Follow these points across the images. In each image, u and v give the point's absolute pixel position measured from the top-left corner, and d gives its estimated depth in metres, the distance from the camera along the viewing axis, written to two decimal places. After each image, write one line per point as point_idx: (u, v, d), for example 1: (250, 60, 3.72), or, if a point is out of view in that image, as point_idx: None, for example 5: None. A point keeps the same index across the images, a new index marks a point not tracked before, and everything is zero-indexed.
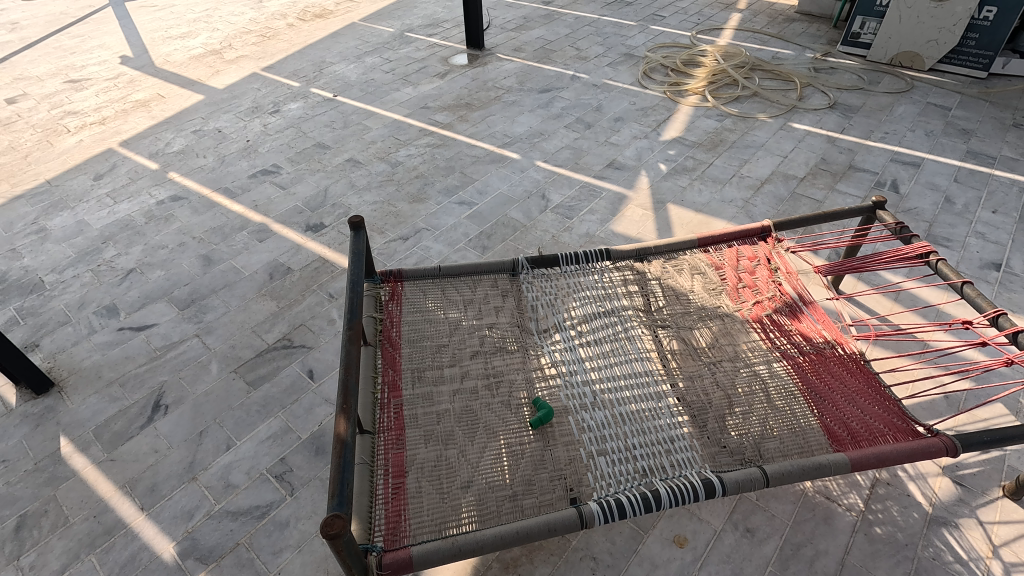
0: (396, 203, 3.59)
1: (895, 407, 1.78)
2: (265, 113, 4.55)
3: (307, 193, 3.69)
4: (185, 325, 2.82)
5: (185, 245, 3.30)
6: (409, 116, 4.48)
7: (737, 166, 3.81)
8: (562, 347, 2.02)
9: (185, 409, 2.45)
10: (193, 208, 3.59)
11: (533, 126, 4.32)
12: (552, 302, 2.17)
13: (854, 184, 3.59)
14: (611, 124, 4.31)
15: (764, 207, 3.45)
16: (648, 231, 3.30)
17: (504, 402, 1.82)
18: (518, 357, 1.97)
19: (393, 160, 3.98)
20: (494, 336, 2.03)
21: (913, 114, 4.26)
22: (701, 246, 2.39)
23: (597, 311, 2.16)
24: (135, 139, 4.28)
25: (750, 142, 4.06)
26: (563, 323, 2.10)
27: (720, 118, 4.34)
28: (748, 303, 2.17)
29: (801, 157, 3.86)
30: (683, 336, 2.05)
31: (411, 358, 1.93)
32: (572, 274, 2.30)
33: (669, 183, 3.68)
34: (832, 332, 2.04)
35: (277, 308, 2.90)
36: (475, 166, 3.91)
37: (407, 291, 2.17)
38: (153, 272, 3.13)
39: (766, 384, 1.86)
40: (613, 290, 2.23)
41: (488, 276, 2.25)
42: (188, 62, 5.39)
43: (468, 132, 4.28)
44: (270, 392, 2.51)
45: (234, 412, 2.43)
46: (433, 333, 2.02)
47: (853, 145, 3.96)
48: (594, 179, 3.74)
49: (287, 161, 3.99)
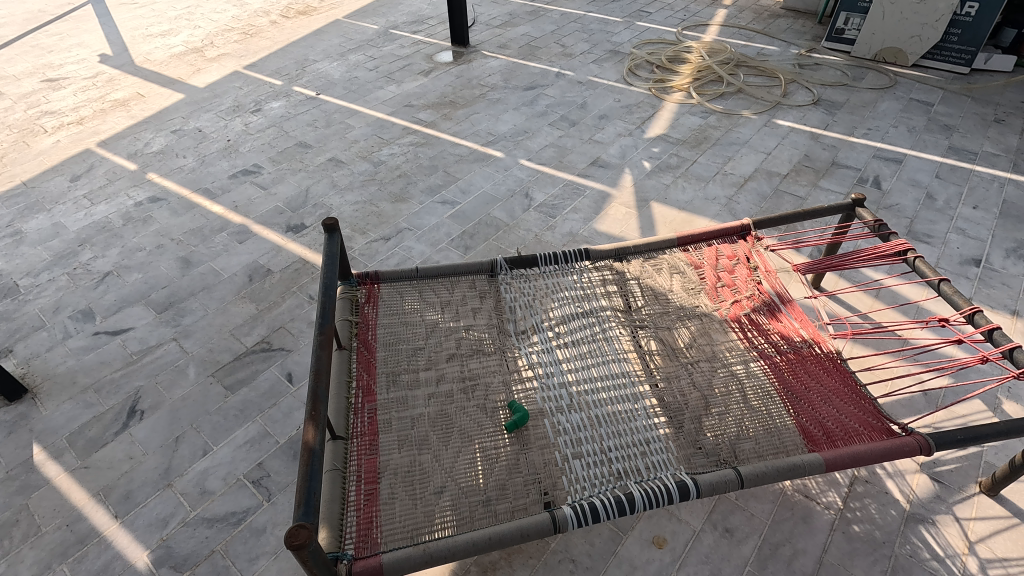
0: (378, 203, 3.56)
1: (870, 406, 1.78)
2: (246, 112, 4.50)
3: (288, 193, 3.65)
4: (162, 329, 2.78)
5: (163, 248, 3.26)
6: (392, 115, 4.44)
7: (721, 163, 3.81)
8: (540, 349, 2.00)
9: (161, 414, 2.42)
10: (172, 209, 3.54)
11: (518, 124, 4.29)
12: (530, 304, 2.15)
13: (837, 181, 3.61)
14: (595, 122, 4.29)
15: (747, 205, 3.45)
16: (632, 230, 3.30)
17: (480, 406, 1.80)
18: (495, 360, 1.95)
19: (376, 159, 3.95)
20: (471, 338, 2.01)
21: (895, 111, 4.27)
22: (681, 245, 2.38)
23: (575, 311, 2.13)
24: (113, 139, 4.21)
25: (734, 139, 4.05)
26: (541, 325, 2.08)
27: (704, 115, 4.32)
28: (726, 302, 2.16)
29: (785, 154, 3.86)
30: (660, 336, 2.04)
31: (387, 361, 1.91)
32: (550, 274, 2.27)
33: (652, 181, 3.67)
34: (810, 331, 2.03)
35: (256, 311, 2.87)
36: (458, 165, 3.88)
37: (384, 293, 2.15)
38: (130, 275, 3.09)
39: (742, 384, 1.85)
40: (592, 290, 2.21)
41: (466, 277, 2.23)
42: (168, 60, 5.31)
43: (452, 130, 4.24)
44: (248, 397, 2.48)
45: (211, 418, 2.41)
46: (409, 335, 2.00)
47: (836, 141, 3.97)
48: (578, 177, 3.72)
49: (268, 161, 3.95)
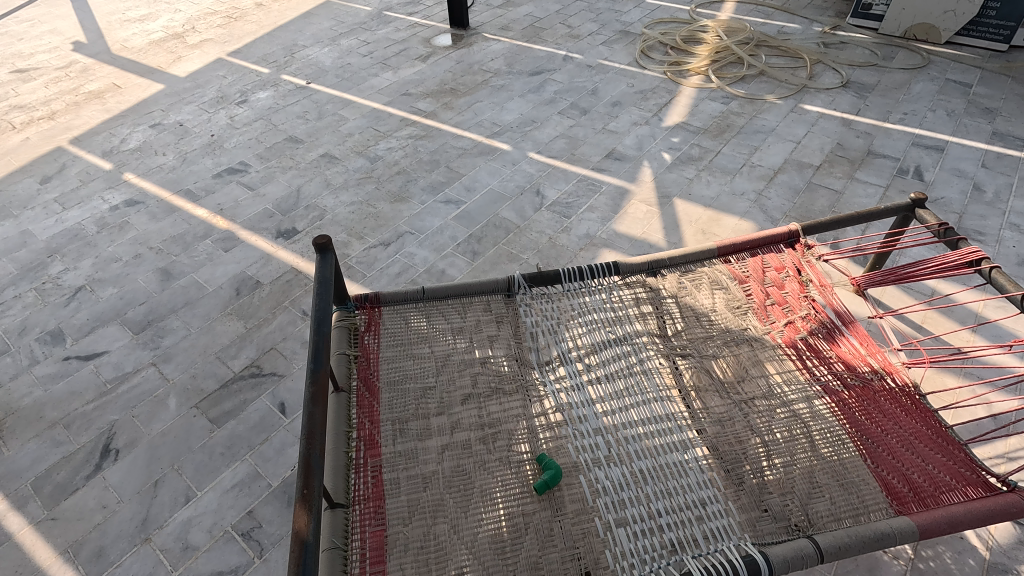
0: (376, 204, 3.26)
1: (960, 453, 1.52)
2: (231, 104, 4.17)
3: (277, 194, 3.35)
4: (140, 353, 2.51)
5: (141, 257, 2.97)
6: (388, 105, 4.12)
7: (747, 154, 3.51)
8: (568, 385, 1.73)
9: (138, 454, 2.16)
10: (150, 213, 3.24)
11: (524, 113, 3.97)
12: (555, 329, 1.88)
13: (875, 172, 3.32)
14: (608, 110, 3.98)
15: (779, 201, 3.16)
16: (654, 231, 3.01)
17: (503, 460, 1.53)
18: (517, 400, 1.68)
19: (372, 155, 3.64)
20: (488, 373, 1.74)
21: (931, 92, 3.96)
22: (721, 255, 2.10)
23: (606, 338, 1.86)
24: (87, 135, 3.89)
25: (759, 126, 3.74)
26: (567, 355, 1.81)
27: (725, 100, 4.01)
28: (779, 324, 1.89)
29: (815, 142, 3.56)
30: (707, 367, 1.77)
31: (391, 405, 1.64)
32: (575, 293, 2.00)
33: (674, 175, 3.38)
34: (879, 360, 1.76)
35: (244, 330, 2.60)
36: (462, 159, 3.58)
37: (386, 320, 1.88)
38: (105, 290, 2.80)
39: (808, 427, 1.59)
40: (624, 312, 1.93)
41: (480, 299, 1.95)
42: (146, 47, 4.95)
43: (453, 121, 3.93)
44: (236, 431, 2.22)
45: (194, 457, 2.15)
46: (416, 372, 1.74)
47: (870, 128, 3.66)
48: (592, 171, 3.43)
49: (255, 158, 3.64)
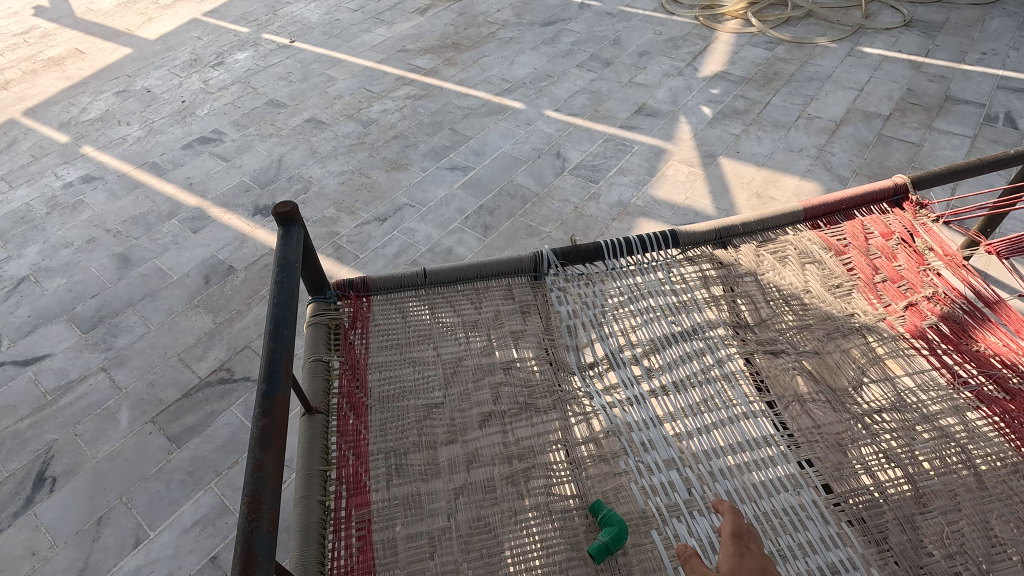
0: (370, 172, 2.80)
1: None
2: (205, 67, 3.69)
3: (256, 164, 2.89)
4: (88, 356, 2.08)
5: (96, 241, 2.53)
6: (383, 62, 3.62)
7: (802, 104, 3.00)
8: (623, 397, 1.28)
9: (79, 483, 1.75)
10: (109, 190, 2.79)
11: (538, 67, 3.47)
12: (599, 321, 1.42)
13: (958, 120, 2.80)
14: (635, 60, 3.46)
15: (846, 156, 2.66)
16: (700, 196, 2.53)
17: (541, 510, 1.09)
18: (555, 420, 1.23)
19: (365, 118, 3.16)
20: (514, 383, 1.29)
21: (1011, 29, 3.41)
22: (808, 220, 1.63)
23: (669, 331, 1.40)
24: (42, 106, 3.43)
25: (813, 73, 3.22)
26: (619, 356, 1.36)
27: (770, 46, 3.48)
28: (898, 307, 1.42)
29: (881, 89, 3.04)
30: (810, 367, 1.31)
31: (385, 431, 1.21)
32: (622, 273, 1.54)
33: (717, 131, 2.88)
34: None
35: (213, 325, 2.16)
36: (468, 120, 3.09)
37: (377, 314, 1.44)
38: (51, 281, 2.37)
39: (967, 453, 1.14)
40: (690, 296, 1.47)
41: (499, 283, 1.50)
42: (114, 9, 4.45)
43: (457, 78, 3.43)
44: (200, 451, 1.80)
45: (149, 485, 1.73)
46: (418, 385, 1.30)
47: (944, 71, 3.13)
48: (621, 129, 2.94)
49: (231, 126, 3.17)
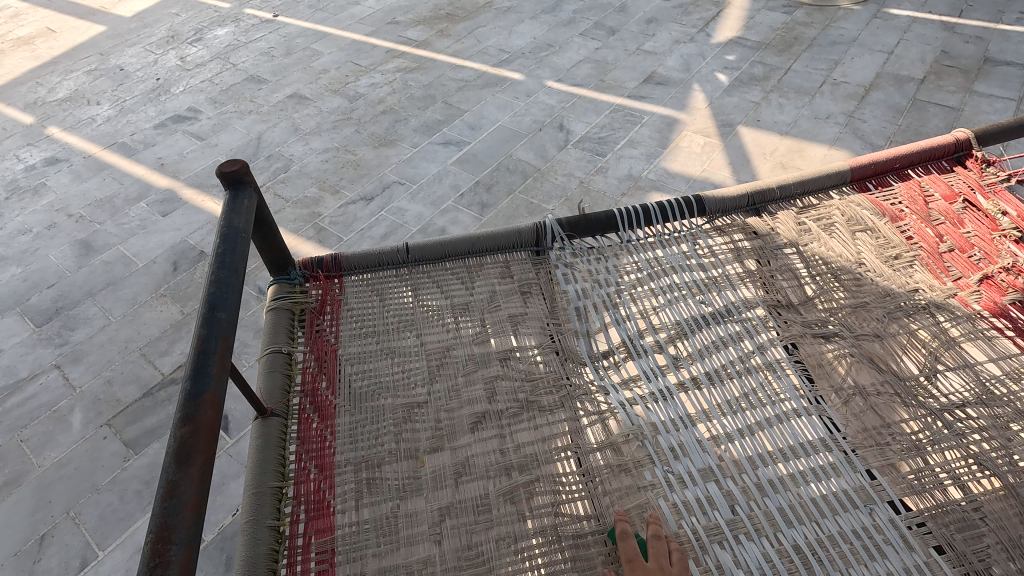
0: (356, 149, 2.57)
1: None
2: (183, 43, 3.45)
3: (233, 143, 2.66)
4: (41, 352, 1.87)
5: (56, 227, 2.32)
6: (372, 35, 3.38)
7: (827, 69, 2.75)
8: (646, 392, 1.05)
9: (22, 496, 1.54)
10: (74, 172, 2.58)
11: (538, 37, 3.23)
12: (612, 303, 1.20)
13: (1000, 82, 2.55)
14: (642, 27, 3.21)
15: (878, 122, 2.42)
16: (718, 168, 2.29)
17: (548, 536, 0.87)
18: (564, 423, 1.01)
19: (352, 92, 2.93)
20: (512, 377, 1.07)
21: None
22: (855, 183, 1.40)
23: (698, 312, 1.17)
24: (8, 86, 3.21)
25: (836, 37, 2.97)
26: (639, 342, 1.13)
27: (788, 9, 3.23)
28: (971, 281, 1.19)
29: (913, 52, 2.79)
30: (872, 353, 1.08)
31: (356, 436, 0.99)
32: (639, 246, 1.31)
33: (735, 99, 2.64)
34: None
35: (180, 316, 1.95)
36: (463, 92, 2.85)
37: (350, 296, 1.22)
38: (5, 270, 2.16)
39: None
40: (721, 272, 1.24)
41: (494, 260, 1.27)
42: None
43: (451, 49, 3.19)
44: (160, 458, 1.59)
45: (100, 498, 1.52)
46: (396, 381, 1.07)
47: (980, 31, 2.88)
48: (629, 99, 2.70)
49: (208, 103, 2.94)
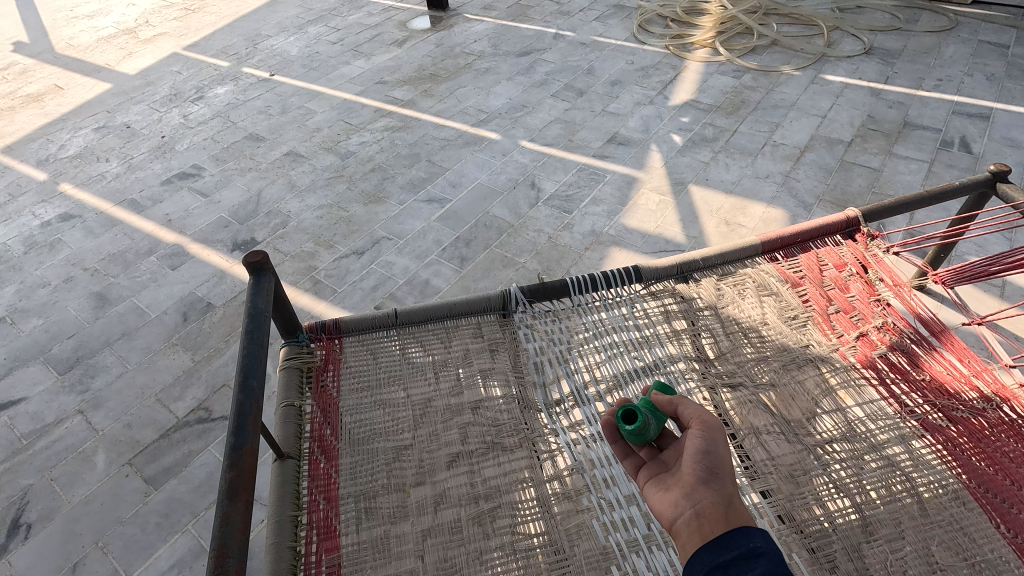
0: (348, 206, 2.84)
1: None
2: (185, 101, 3.73)
3: (235, 200, 2.92)
4: (64, 399, 2.09)
5: (73, 280, 2.54)
6: (361, 94, 3.70)
7: (768, 132, 3.11)
8: (589, 436, 1.32)
9: (53, 529, 1.74)
10: (87, 228, 2.81)
11: (514, 97, 3.56)
12: (564, 358, 1.47)
13: (915, 146, 2.92)
14: (607, 89, 3.56)
15: (810, 182, 2.75)
16: (670, 224, 2.60)
17: (505, 550, 1.12)
18: (522, 461, 1.27)
19: (343, 150, 3.21)
20: (482, 423, 1.33)
21: (966, 56, 3.56)
22: (766, 253, 1.70)
23: (633, 367, 1.45)
24: (20, 143, 3.45)
25: (778, 101, 3.34)
26: (583, 392, 1.40)
27: (737, 74, 3.60)
28: (851, 338, 1.48)
29: (844, 116, 3.16)
30: (766, 399, 1.35)
31: (355, 473, 1.24)
32: (588, 308, 1.59)
33: (687, 159, 2.97)
34: (988, 382, 1.36)
35: (191, 364, 2.17)
36: (445, 151, 3.15)
37: (349, 355, 1.47)
38: (27, 322, 2.37)
39: (912, 482, 1.18)
40: (653, 331, 1.53)
41: (468, 322, 1.54)
42: (94, 45, 4.49)
43: (434, 109, 3.50)
44: (176, 493, 1.80)
45: (124, 529, 1.73)
46: (387, 427, 1.33)
47: (902, 97, 3.27)
48: (594, 159, 3.02)
49: (210, 161, 3.20)
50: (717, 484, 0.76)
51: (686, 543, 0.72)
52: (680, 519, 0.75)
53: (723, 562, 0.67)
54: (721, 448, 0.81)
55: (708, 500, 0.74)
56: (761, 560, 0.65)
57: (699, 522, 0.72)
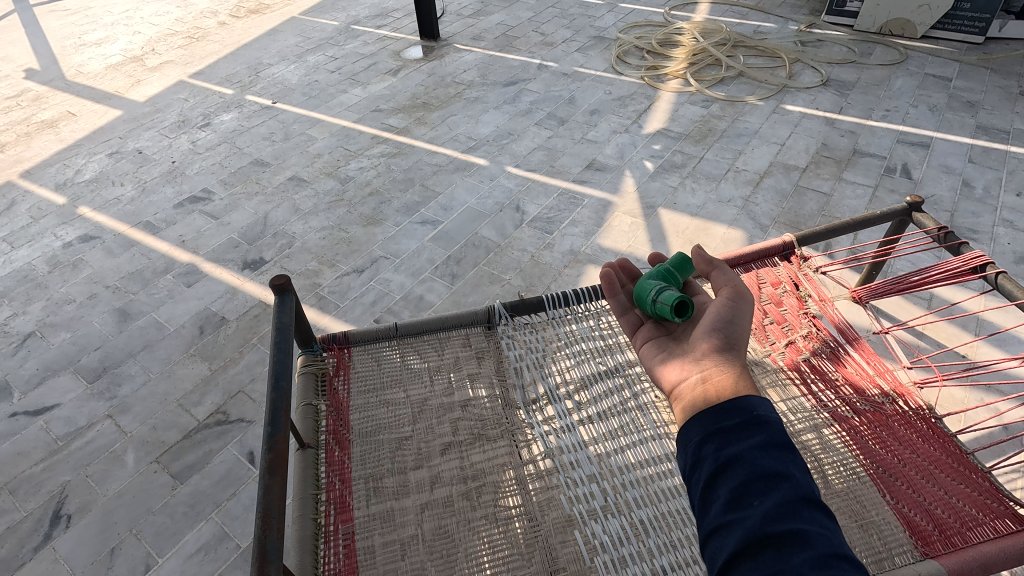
0: (348, 228, 3.10)
1: (984, 483, 1.42)
2: (193, 128, 3.99)
3: (243, 222, 3.17)
4: (94, 404, 2.32)
5: (96, 297, 2.77)
6: (359, 122, 3.97)
7: (731, 158, 3.41)
8: (559, 427, 1.59)
9: (91, 519, 1.97)
10: (106, 248, 3.05)
11: (500, 125, 3.85)
12: (539, 363, 1.73)
13: (862, 172, 3.23)
14: (587, 118, 3.86)
15: (767, 206, 3.05)
16: (641, 244, 2.88)
17: (488, 518, 1.39)
18: (503, 448, 1.53)
19: (343, 176, 3.48)
20: (470, 418, 1.59)
21: (912, 88, 3.91)
22: None
23: (597, 370, 1.72)
24: (38, 168, 3.68)
25: (742, 129, 3.66)
26: (555, 392, 1.67)
27: (705, 104, 3.92)
28: (780, 345, 1.77)
29: (800, 144, 3.48)
30: None
31: (364, 460, 1.49)
32: (560, 321, 1.86)
33: (657, 184, 3.27)
34: (888, 380, 1.65)
35: (208, 372, 2.41)
36: (437, 176, 3.43)
37: (356, 362, 1.72)
38: (56, 336, 2.60)
39: (819, 461, 1.46)
40: (615, 340, 1.80)
41: (458, 333, 1.80)
42: (103, 72, 4.74)
43: (427, 136, 3.78)
44: (200, 487, 2.03)
45: (154, 518, 1.96)
46: (390, 421, 1.58)
47: (853, 126, 3.59)
48: (574, 184, 3.30)
49: (219, 185, 3.45)
50: (729, 354, 0.95)
51: (691, 399, 0.91)
52: (691, 378, 0.95)
53: (729, 422, 0.82)
54: (738, 321, 1.01)
55: (717, 368, 0.93)
56: (763, 427, 0.80)
57: (704, 385, 0.91)
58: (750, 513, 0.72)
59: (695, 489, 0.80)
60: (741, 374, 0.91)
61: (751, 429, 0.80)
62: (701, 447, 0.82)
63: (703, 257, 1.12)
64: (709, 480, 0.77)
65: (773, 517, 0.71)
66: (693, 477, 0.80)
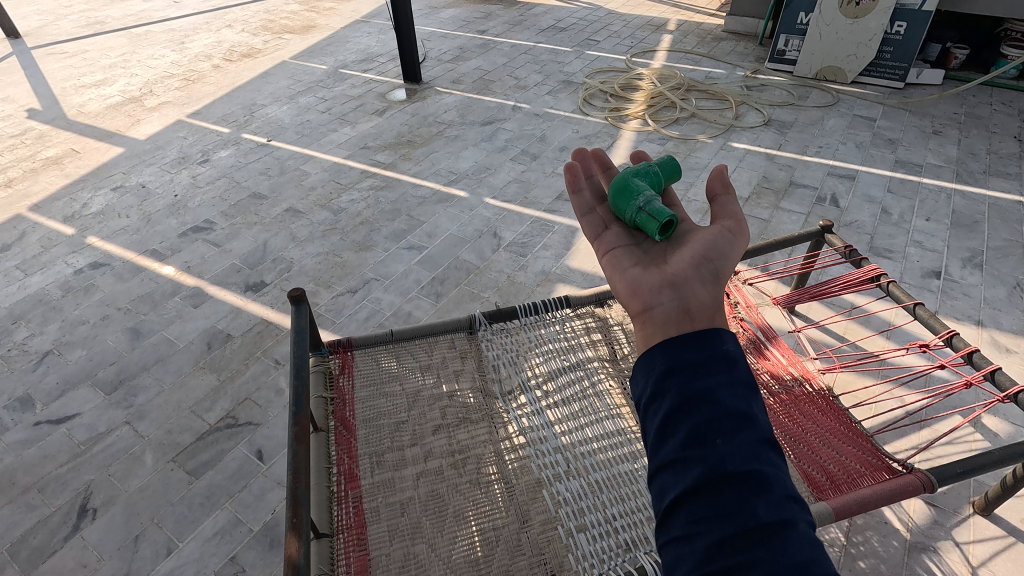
0: (341, 253, 3.42)
1: (868, 445, 1.77)
2: (193, 164, 4.29)
3: (244, 249, 3.47)
4: (113, 412, 2.56)
5: (109, 318, 3.02)
6: (349, 158, 4.33)
7: (684, 190, 3.84)
8: (530, 411, 1.92)
9: (115, 511, 2.20)
10: (117, 274, 3.31)
11: (479, 161, 4.24)
12: (514, 360, 2.06)
13: (797, 201, 3.68)
14: (556, 154, 4.29)
15: None
16: None
17: (472, 482, 1.69)
18: (484, 429, 1.85)
19: (336, 207, 3.80)
20: (456, 406, 1.90)
21: (842, 127, 4.44)
22: None
23: (561, 366, 2.07)
24: (46, 201, 3.93)
25: (694, 164, 4.11)
26: (527, 383, 2.00)
27: (662, 141, 4.38)
28: None
29: (744, 177, 3.93)
30: None
31: (369, 439, 1.79)
32: (531, 326, 2.20)
33: None
34: (798, 368, 2.04)
35: (218, 382, 2.68)
36: (422, 207, 3.78)
37: (358, 361, 2.02)
38: (73, 353, 2.84)
39: None
40: (576, 341, 2.15)
41: (445, 337, 2.12)
42: (104, 112, 5.04)
43: (412, 171, 4.15)
44: (214, 481, 2.28)
45: (174, 509, 2.20)
46: (389, 409, 1.88)
47: (791, 161, 4.07)
48: (545, 213, 3.68)
49: (220, 216, 3.75)
50: (707, 287, 1.00)
51: (667, 323, 0.95)
52: (665, 301, 0.99)
53: (700, 355, 0.86)
54: (725, 256, 1.08)
55: (695, 299, 0.97)
56: (729, 368, 0.84)
57: (682, 314, 0.95)
58: (711, 451, 0.77)
59: (655, 416, 0.84)
60: (716, 309, 0.95)
61: (718, 366, 0.85)
62: (662, 380, 0.85)
63: (722, 181, 1.20)
64: (672, 413, 0.81)
65: (734, 457, 0.76)
66: (654, 408, 0.84)
